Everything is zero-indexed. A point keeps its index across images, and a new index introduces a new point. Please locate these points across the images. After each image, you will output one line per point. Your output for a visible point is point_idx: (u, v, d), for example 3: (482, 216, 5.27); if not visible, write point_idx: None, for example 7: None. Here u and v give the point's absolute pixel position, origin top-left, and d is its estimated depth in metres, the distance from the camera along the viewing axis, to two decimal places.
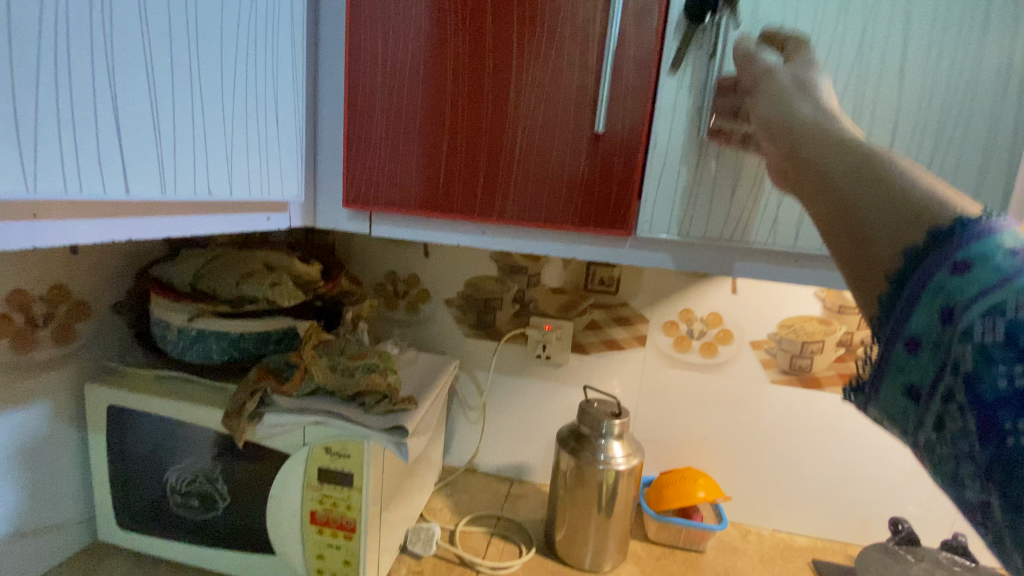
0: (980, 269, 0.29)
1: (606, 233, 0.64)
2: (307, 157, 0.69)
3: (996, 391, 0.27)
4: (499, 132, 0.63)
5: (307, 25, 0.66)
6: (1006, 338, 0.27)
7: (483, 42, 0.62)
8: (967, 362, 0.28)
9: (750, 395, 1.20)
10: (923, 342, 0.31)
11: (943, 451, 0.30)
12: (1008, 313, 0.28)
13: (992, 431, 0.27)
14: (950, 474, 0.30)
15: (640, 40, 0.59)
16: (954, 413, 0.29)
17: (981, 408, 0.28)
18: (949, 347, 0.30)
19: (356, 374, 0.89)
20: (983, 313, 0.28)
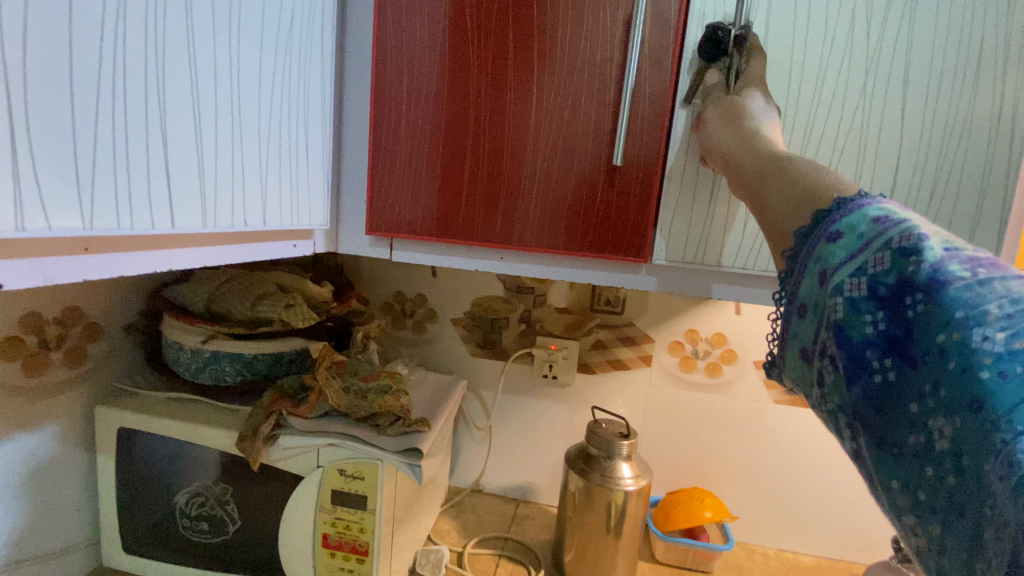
0: (849, 240, 0.38)
1: (622, 260, 0.66)
2: (331, 186, 0.71)
3: (863, 335, 0.35)
4: (519, 162, 0.65)
5: (334, 60, 0.68)
6: (867, 291, 0.36)
7: (504, 76, 0.64)
8: (839, 314, 0.37)
9: (755, 414, 1.21)
10: (811, 305, 0.40)
11: (829, 395, 0.38)
12: (868, 271, 0.36)
13: (859, 368, 0.35)
14: (834, 414, 0.38)
15: (656, 78, 0.62)
16: (831, 360, 0.37)
17: (851, 351, 0.36)
18: (826, 305, 0.38)
19: (369, 396, 0.90)
20: (851, 273, 0.37)
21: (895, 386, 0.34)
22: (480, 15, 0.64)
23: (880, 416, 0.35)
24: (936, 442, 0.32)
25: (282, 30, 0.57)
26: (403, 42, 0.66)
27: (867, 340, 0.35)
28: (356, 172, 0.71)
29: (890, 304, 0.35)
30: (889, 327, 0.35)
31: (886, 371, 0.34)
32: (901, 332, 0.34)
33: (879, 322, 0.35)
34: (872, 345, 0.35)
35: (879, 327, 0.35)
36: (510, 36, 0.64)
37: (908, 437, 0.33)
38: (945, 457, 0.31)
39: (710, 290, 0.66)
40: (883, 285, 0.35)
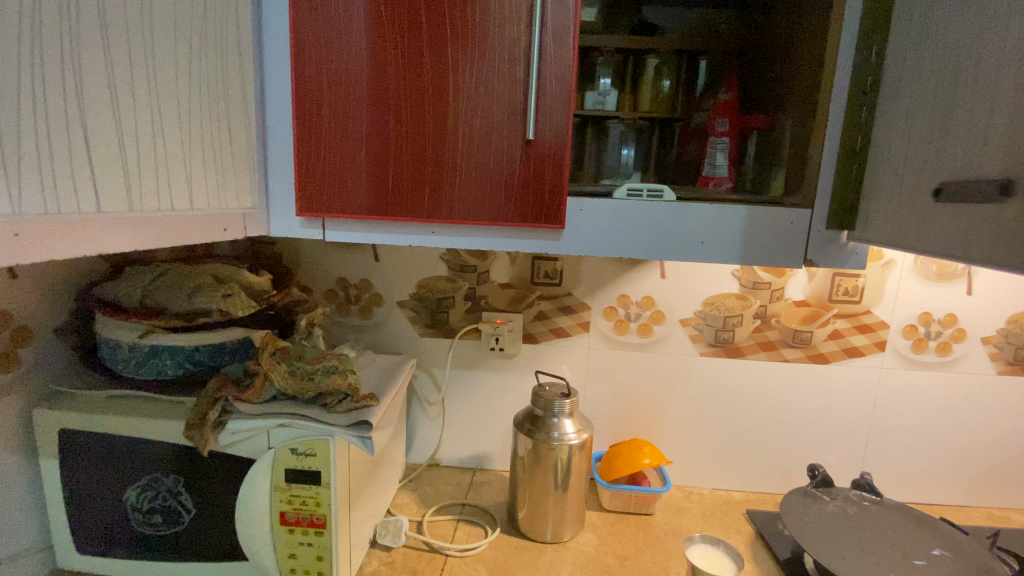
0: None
1: (542, 228, 0.72)
2: (259, 171, 0.72)
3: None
4: (441, 141, 0.70)
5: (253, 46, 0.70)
6: None
7: (421, 59, 0.68)
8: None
9: (684, 368, 1.33)
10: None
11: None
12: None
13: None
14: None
15: (560, 57, 0.67)
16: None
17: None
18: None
19: (316, 377, 0.93)
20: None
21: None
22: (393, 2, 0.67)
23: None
24: None
25: (195, 19, 0.58)
26: (320, 29, 0.69)
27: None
28: (284, 156, 0.73)
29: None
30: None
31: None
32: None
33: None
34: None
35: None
36: (423, 23, 0.67)
37: None
38: None
39: (622, 250, 0.73)
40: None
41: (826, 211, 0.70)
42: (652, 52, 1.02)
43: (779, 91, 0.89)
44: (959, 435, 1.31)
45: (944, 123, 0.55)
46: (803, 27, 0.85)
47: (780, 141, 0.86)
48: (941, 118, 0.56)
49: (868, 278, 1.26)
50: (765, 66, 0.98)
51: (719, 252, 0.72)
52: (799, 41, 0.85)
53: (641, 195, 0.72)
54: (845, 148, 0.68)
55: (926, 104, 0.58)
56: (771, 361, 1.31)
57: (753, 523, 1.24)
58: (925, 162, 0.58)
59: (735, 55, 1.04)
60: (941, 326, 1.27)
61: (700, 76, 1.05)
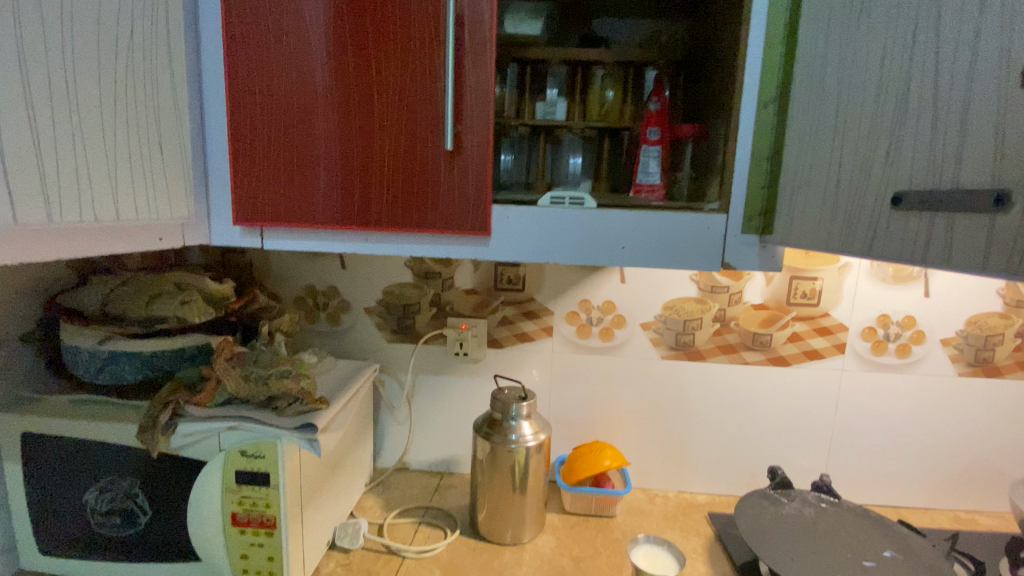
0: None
1: (469, 234, 0.74)
2: (197, 182, 0.76)
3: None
4: (368, 152, 0.73)
5: (188, 63, 0.73)
6: None
7: (348, 75, 0.72)
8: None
9: (646, 371, 1.34)
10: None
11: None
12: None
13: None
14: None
15: (479, 72, 0.70)
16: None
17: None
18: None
19: (268, 382, 0.96)
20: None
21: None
22: (320, 22, 0.71)
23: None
24: None
25: (120, 42, 0.62)
26: (254, 49, 0.73)
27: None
28: (221, 168, 0.77)
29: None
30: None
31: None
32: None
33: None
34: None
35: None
36: (349, 42, 0.71)
37: None
38: None
39: (547, 256, 0.75)
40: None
41: (741, 215, 0.73)
42: (599, 65, 1.06)
43: (710, 99, 0.92)
44: (921, 437, 1.31)
45: (891, 127, 0.51)
46: (727, 36, 0.87)
47: (708, 148, 0.88)
48: (884, 122, 0.52)
49: (826, 281, 1.27)
50: (703, 73, 0.99)
51: (641, 257, 0.74)
52: (724, 50, 0.87)
53: (562, 203, 0.75)
54: (757, 153, 0.70)
55: (857, 109, 0.56)
56: (731, 363, 1.32)
57: (713, 526, 1.25)
58: (876, 168, 0.53)
59: (681, 65, 1.06)
60: (900, 329, 1.28)
61: (647, 82, 1.07)
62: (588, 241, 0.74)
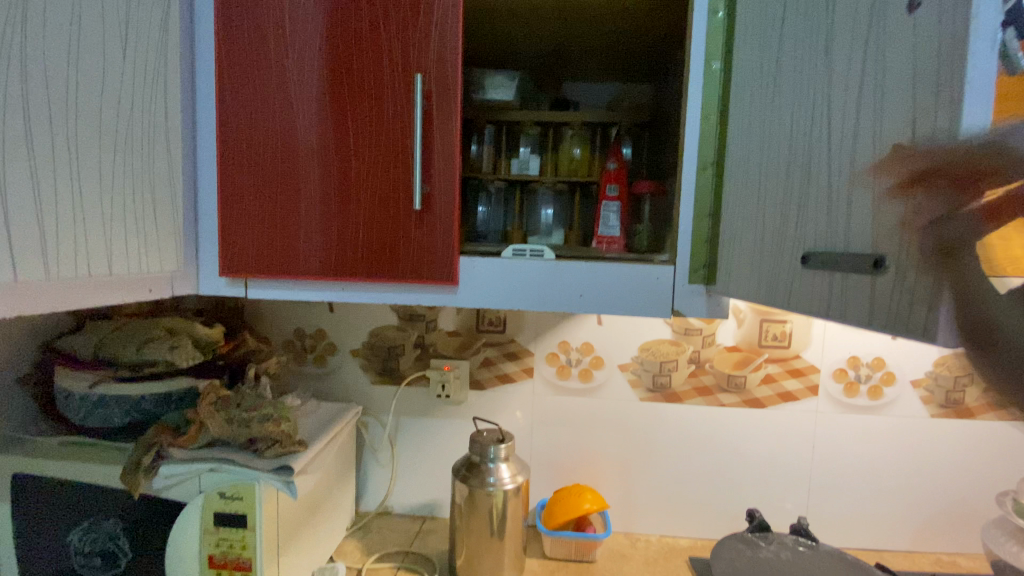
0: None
1: (437, 284, 0.80)
2: (187, 237, 0.84)
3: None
4: (345, 209, 0.80)
5: (182, 131, 0.82)
6: None
7: (327, 141, 0.80)
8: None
9: (625, 412, 1.37)
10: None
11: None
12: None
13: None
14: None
15: (445, 139, 0.78)
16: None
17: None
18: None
19: (250, 424, 1.00)
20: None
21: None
22: (303, 96, 0.80)
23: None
24: None
25: (120, 118, 0.70)
26: (244, 121, 0.81)
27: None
28: (213, 223, 0.85)
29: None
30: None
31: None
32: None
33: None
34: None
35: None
36: (329, 114, 0.79)
37: None
38: None
39: (510, 304, 0.81)
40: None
41: (688, 266, 0.78)
42: (568, 126, 1.14)
43: (666, 161, 0.99)
44: (898, 478, 1.32)
45: (798, 191, 0.56)
46: (676, 107, 0.97)
47: (664, 205, 0.95)
48: (792, 187, 0.57)
49: (795, 323, 1.32)
50: (661, 134, 1.07)
51: (597, 305, 0.80)
52: (674, 118, 0.96)
53: (523, 254, 0.81)
54: (699, 208, 0.77)
55: (770, 172, 0.61)
56: (708, 405, 1.35)
57: (693, 571, 1.25)
58: (791, 226, 0.57)
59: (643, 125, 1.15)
60: (870, 370, 1.31)
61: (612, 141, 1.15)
62: (549, 291, 0.80)
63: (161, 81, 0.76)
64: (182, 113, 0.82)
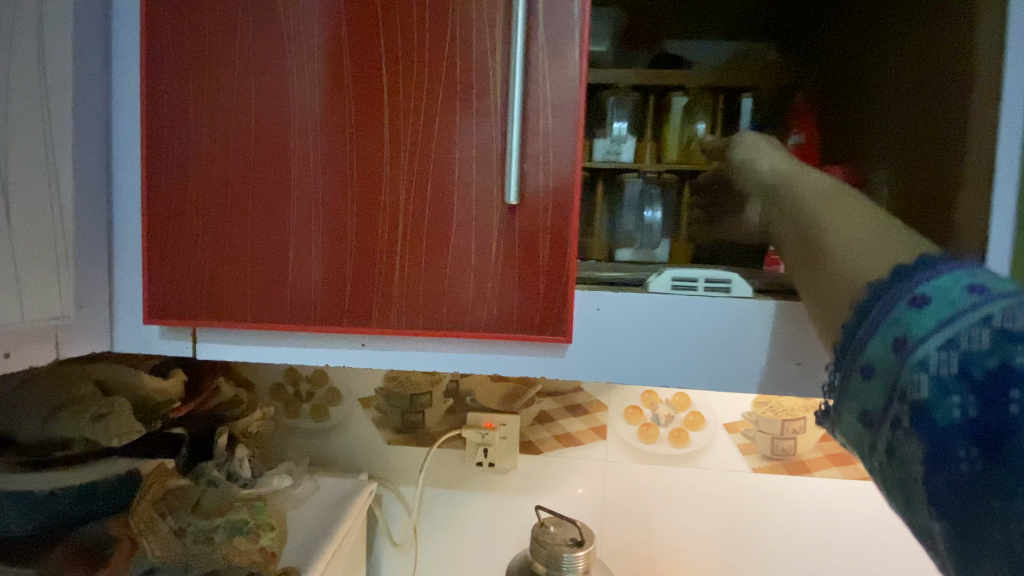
0: (940, 301, 0.33)
1: (530, 335, 0.50)
2: (91, 268, 0.53)
3: (950, 421, 0.30)
4: (375, 205, 0.50)
5: (75, 100, 0.50)
6: (958, 370, 0.30)
7: (343, 92, 0.49)
8: (921, 389, 0.31)
9: (730, 487, 1.01)
10: (935, 299, 0.33)
11: (900, 471, 0.33)
12: (961, 347, 0.31)
13: (946, 464, 0.30)
14: (893, 492, 0.34)
15: (556, 81, 0.47)
16: (905, 437, 0.32)
17: (933, 435, 0.31)
18: (904, 376, 0.32)
19: (215, 538, 0.69)
20: (940, 346, 0.31)
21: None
22: (306, 19, 0.49)
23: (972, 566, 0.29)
24: (962, 417, 0.30)
25: None
26: (205, 71, 0.51)
27: (954, 427, 0.30)
28: (137, 241, 0.55)
29: (988, 393, 0.30)
30: (984, 419, 0.29)
31: (975, 469, 0.29)
32: (997, 428, 0.29)
33: (971, 410, 0.30)
34: (961, 435, 0.30)
35: (970, 416, 0.30)
36: (347, 61, 0.49)
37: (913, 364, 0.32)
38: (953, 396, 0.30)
39: (621, 372, 0.52)
40: (981, 367, 0.30)
41: None
42: (679, 89, 0.66)
43: (870, 141, 0.62)
44: None
45: None
46: (905, 60, 0.60)
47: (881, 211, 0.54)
48: None
49: None
50: (846, 105, 0.64)
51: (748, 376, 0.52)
52: (890, 83, 0.62)
53: (698, 291, 0.53)
54: None
55: None
56: (844, 478, 1.00)
57: None
58: None
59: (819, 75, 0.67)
60: None
61: (743, 113, 0.66)
62: (687, 353, 0.52)
63: (33, 22, 0.47)
64: (80, 74, 0.51)
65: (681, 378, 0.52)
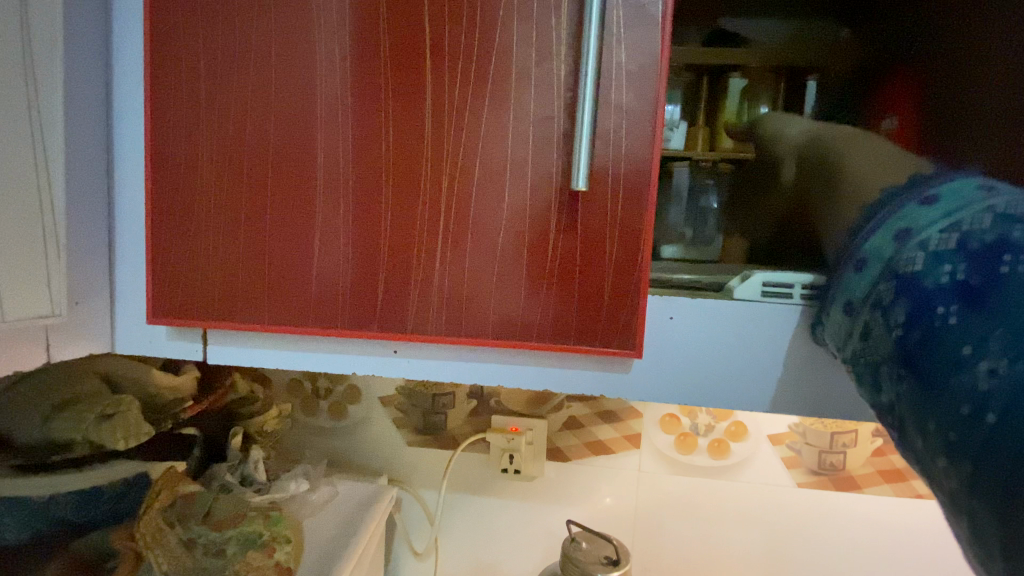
0: (948, 203, 0.38)
1: (585, 346, 0.44)
2: (87, 255, 0.49)
3: (937, 283, 0.33)
4: (409, 192, 0.43)
5: (67, 71, 0.45)
6: (955, 245, 0.34)
7: (378, 58, 0.43)
8: (915, 262, 0.36)
9: (773, 502, 0.94)
10: (945, 199, 0.39)
11: (878, 341, 0.37)
12: (962, 229, 0.35)
13: (923, 314, 0.33)
14: (872, 372, 0.37)
15: (628, 49, 0.40)
16: (892, 306, 0.35)
17: (918, 296, 0.34)
18: (903, 256, 0.37)
19: (227, 550, 0.64)
20: (942, 230, 0.36)
21: (1009, 385, 0.26)
22: None
23: (926, 411, 0.30)
24: (945, 281, 0.33)
25: None
26: (215, 41, 0.45)
27: (939, 287, 0.33)
28: (139, 227, 0.50)
29: (979, 258, 0.32)
30: (969, 277, 0.32)
31: (949, 316, 0.31)
32: (981, 283, 0.31)
33: (959, 271, 0.32)
34: (945, 292, 0.32)
35: (957, 276, 0.32)
36: (382, 26, 0.42)
37: (918, 242, 0.37)
38: (942, 265, 0.34)
39: (680, 387, 0.48)
40: (979, 240, 0.33)
41: None
42: (738, 70, 0.56)
43: (959, 133, 0.52)
44: None
45: None
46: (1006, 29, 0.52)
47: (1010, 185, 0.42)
48: None
49: None
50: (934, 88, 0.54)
51: (823, 394, 0.47)
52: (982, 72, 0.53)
53: (792, 298, 0.47)
54: None
55: None
56: (900, 497, 0.92)
57: None
58: None
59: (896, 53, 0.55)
60: None
61: (808, 99, 0.56)
62: (753, 367, 0.47)
63: None
64: (75, 43, 0.46)
65: (747, 393, 0.48)
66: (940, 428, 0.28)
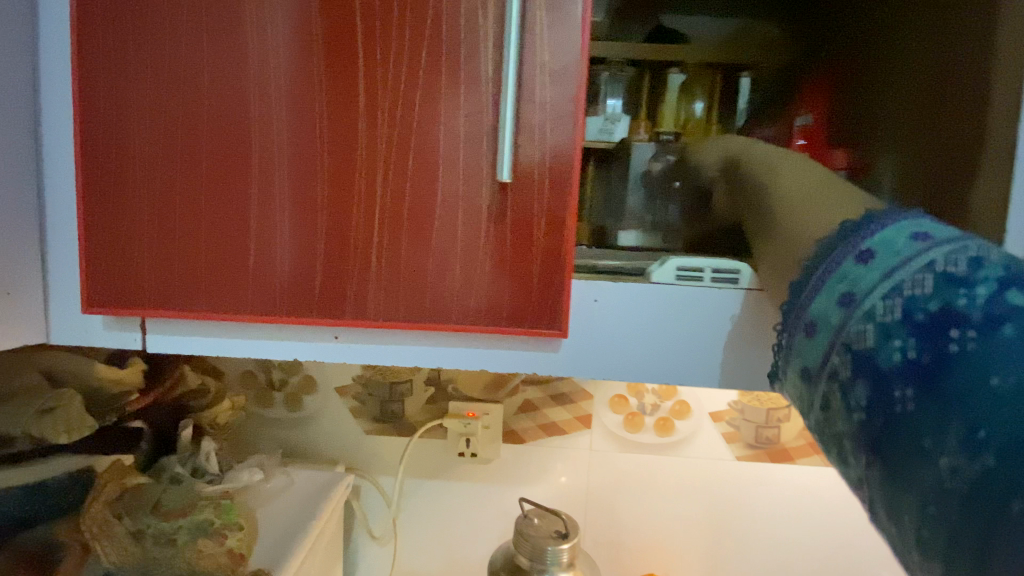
0: (886, 256, 0.35)
1: (515, 329, 0.46)
2: (17, 243, 0.48)
3: (891, 364, 0.30)
4: (345, 181, 0.45)
5: None
6: (901, 315, 0.31)
7: (311, 49, 0.43)
8: (866, 338, 0.32)
9: (714, 474, 1.00)
10: (881, 252, 0.35)
11: (839, 421, 0.34)
12: (904, 293, 0.32)
13: (883, 401, 0.30)
14: (836, 447, 0.35)
15: (553, 49, 0.43)
16: (850, 386, 0.32)
17: (876, 380, 0.31)
18: (850, 328, 0.33)
19: (176, 539, 0.67)
20: (886, 293, 0.32)
21: (978, 487, 0.25)
22: None
23: (903, 504, 0.29)
24: (895, 362, 0.30)
25: None
26: (145, 30, 0.44)
27: (894, 369, 0.30)
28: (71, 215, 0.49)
29: (928, 331, 0.29)
30: (920, 355, 0.29)
31: (907, 403, 0.29)
32: (934, 365, 0.28)
33: (910, 350, 0.30)
34: (902, 376, 0.30)
35: (909, 356, 0.29)
36: (315, 18, 0.43)
37: (863, 310, 0.33)
38: (892, 346, 0.30)
39: (610, 365, 0.51)
40: (922, 309, 0.30)
41: None
42: (677, 64, 0.60)
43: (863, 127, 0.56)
44: None
45: None
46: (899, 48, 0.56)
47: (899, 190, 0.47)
48: None
49: None
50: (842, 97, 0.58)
51: (738, 369, 0.51)
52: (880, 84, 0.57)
53: (702, 281, 0.51)
54: None
55: None
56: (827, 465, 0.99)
57: None
58: None
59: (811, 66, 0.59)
60: None
61: (741, 91, 0.59)
62: (676, 346, 0.51)
63: None
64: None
65: (671, 369, 0.52)
66: (914, 519, 0.28)
